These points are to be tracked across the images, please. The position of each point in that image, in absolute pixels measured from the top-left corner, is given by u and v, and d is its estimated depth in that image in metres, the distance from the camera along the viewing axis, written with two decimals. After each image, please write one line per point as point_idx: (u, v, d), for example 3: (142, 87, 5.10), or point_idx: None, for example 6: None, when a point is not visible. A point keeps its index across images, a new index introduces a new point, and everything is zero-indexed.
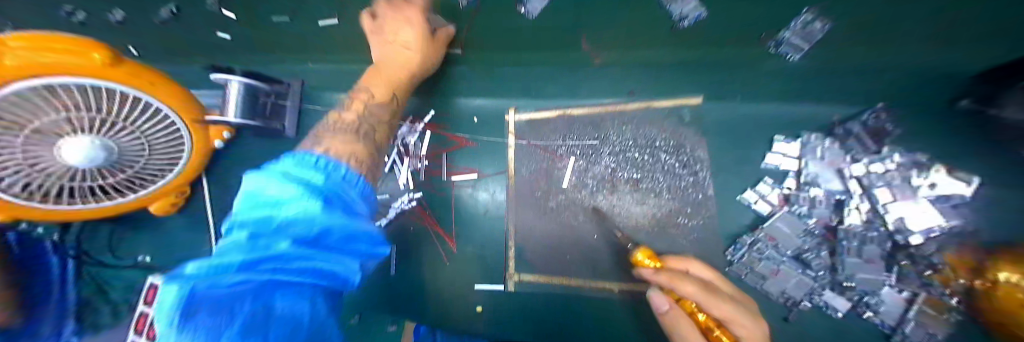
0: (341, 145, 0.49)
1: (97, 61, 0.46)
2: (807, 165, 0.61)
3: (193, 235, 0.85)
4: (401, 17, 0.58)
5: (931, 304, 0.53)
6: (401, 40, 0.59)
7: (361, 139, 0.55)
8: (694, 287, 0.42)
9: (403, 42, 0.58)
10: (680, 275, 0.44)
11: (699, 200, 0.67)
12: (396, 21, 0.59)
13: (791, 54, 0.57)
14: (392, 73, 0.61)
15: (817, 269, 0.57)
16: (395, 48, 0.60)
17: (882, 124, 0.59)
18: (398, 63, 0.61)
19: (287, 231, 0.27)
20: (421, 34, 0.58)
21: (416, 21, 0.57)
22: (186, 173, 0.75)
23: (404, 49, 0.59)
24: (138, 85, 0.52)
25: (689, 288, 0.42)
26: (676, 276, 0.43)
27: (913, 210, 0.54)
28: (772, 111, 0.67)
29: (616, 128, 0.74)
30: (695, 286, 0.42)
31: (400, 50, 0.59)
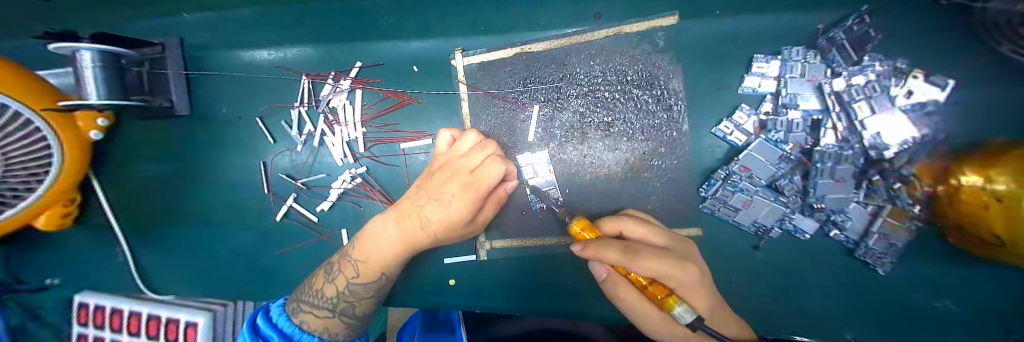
0: (321, 319, 0.54)
1: None
2: (786, 84, 0.54)
3: (105, 248, 0.73)
4: (477, 156, 0.52)
5: (894, 215, 0.52)
6: (467, 176, 0.51)
7: (339, 310, 0.54)
8: (615, 254, 0.38)
9: (440, 197, 0.52)
10: (605, 243, 0.40)
11: (673, 138, 0.62)
12: (476, 155, 0.52)
13: None
14: (422, 220, 0.53)
15: (789, 194, 0.54)
16: (432, 205, 0.52)
17: (866, 30, 0.50)
18: (440, 208, 0.52)
19: None
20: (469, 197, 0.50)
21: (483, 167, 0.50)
22: (65, 178, 0.61)
23: (454, 187, 0.51)
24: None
25: (611, 256, 0.38)
26: (598, 246, 0.40)
27: (890, 123, 0.48)
28: (754, 22, 0.57)
29: (583, 63, 0.64)
30: (617, 252, 0.38)
31: (438, 208, 0.52)
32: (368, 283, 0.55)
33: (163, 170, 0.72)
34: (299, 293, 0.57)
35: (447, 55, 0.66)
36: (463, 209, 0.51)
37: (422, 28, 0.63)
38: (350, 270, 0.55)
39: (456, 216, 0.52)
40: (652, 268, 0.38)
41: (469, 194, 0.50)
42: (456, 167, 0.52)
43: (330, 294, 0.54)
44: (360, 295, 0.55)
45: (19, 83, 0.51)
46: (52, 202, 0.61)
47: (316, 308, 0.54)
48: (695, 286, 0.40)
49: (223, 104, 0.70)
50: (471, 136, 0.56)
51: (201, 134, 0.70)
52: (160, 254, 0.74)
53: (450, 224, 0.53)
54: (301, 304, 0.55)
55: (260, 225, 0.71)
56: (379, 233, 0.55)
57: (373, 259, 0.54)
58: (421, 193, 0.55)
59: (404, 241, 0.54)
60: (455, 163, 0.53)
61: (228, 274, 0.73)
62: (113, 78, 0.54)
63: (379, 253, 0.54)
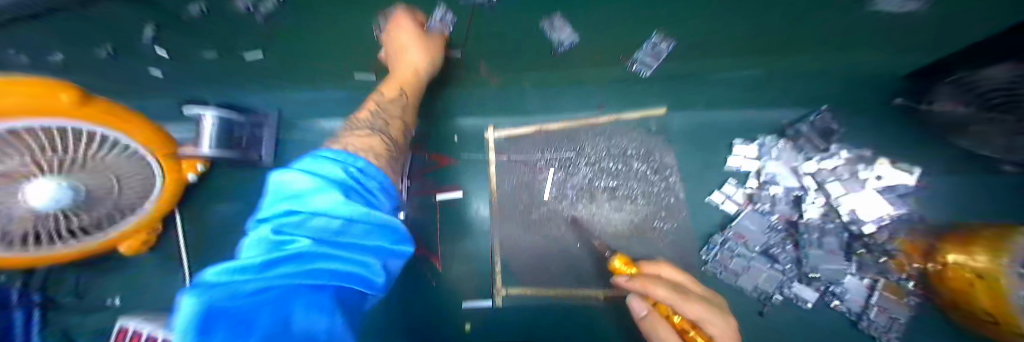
0: (359, 140, 0.55)
1: (64, 101, 0.41)
2: (765, 164, 0.66)
3: (165, 273, 0.82)
4: (399, 27, 0.64)
5: (890, 290, 0.57)
6: (411, 32, 0.64)
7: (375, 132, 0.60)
8: (665, 290, 0.45)
9: (403, 46, 0.64)
10: (651, 279, 0.48)
11: (672, 203, 0.71)
12: (396, 31, 0.65)
13: (642, 71, 0.69)
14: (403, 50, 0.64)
15: (784, 262, 0.60)
16: (401, 52, 0.64)
17: (828, 125, 0.64)
18: (401, 49, 0.64)
19: (303, 227, 0.29)
20: (418, 37, 0.63)
21: (410, 27, 0.63)
22: (154, 213, 0.72)
23: (406, 34, 0.63)
24: (87, 118, 0.45)
25: (661, 292, 0.45)
26: (648, 282, 0.48)
27: (861, 202, 0.60)
28: (730, 115, 0.72)
29: (590, 139, 0.78)
30: (666, 289, 0.46)
31: (407, 56, 0.64)
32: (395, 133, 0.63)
33: (236, 205, 0.85)
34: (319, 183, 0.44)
35: (482, 129, 0.82)
36: (417, 42, 0.63)
37: (464, 108, 0.81)
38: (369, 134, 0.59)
39: (414, 38, 0.63)
40: (697, 310, 0.44)
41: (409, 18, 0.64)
42: (400, 52, 0.64)
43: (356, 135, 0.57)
44: (390, 114, 0.65)
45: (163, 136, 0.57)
46: (143, 227, 0.73)
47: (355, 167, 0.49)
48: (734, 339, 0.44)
49: (298, 157, 0.86)
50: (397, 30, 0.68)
51: (273, 178, 0.85)
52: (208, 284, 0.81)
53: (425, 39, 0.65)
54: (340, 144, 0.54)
55: None
56: (391, 79, 0.68)
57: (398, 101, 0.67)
58: (395, 64, 0.66)
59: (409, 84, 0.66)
60: (394, 44, 0.66)
61: None
62: (223, 135, 0.71)
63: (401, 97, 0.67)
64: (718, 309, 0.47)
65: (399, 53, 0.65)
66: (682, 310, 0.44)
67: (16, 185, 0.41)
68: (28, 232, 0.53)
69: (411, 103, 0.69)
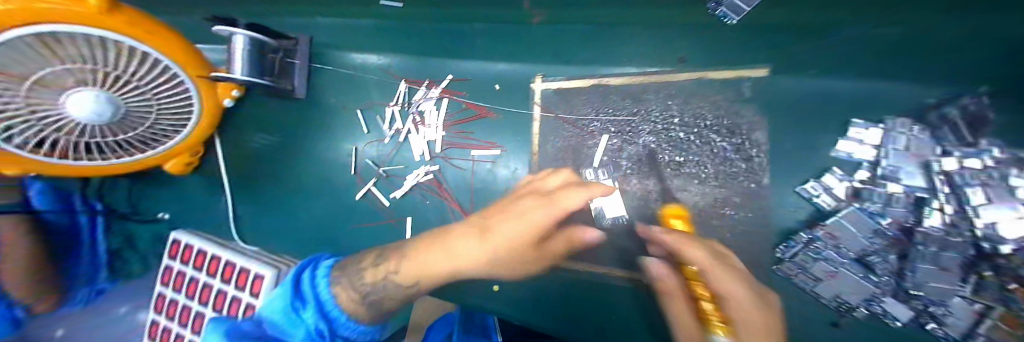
0: (349, 301, 0.65)
1: (93, 7, 0.38)
2: (886, 155, 0.52)
3: (208, 196, 0.85)
4: (551, 172, 0.66)
5: (1007, 322, 0.45)
6: (546, 197, 0.60)
7: (367, 302, 0.66)
8: (702, 255, 0.49)
9: (508, 211, 0.63)
10: (693, 244, 0.51)
11: (751, 189, 0.60)
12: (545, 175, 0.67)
13: (728, 19, 0.58)
14: (482, 234, 0.62)
15: (880, 274, 0.51)
16: (502, 216, 0.63)
17: (984, 110, 0.47)
18: (518, 219, 0.60)
19: None
20: (553, 214, 0.58)
21: (551, 205, 0.58)
22: (194, 136, 0.72)
23: (514, 220, 0.60)
24: (136, 35, 0.46)
25: (696, 253, 0.49)
26: (683, 240, 0.51)
27: (1005, 216, 0.44)
28: (854, 86, 0.56)
29: (660, 101, 0.65)
30: (701, 254, 0.49)
31: (511, 227, 0.60)
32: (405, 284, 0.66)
33: (267, 138, 0.82)
34: (344, 273, 0.68)
35: (529, 79, 0.71)
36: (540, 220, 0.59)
37: (515, 53, 0.70)
38: (391, 265, 0.66)
39: (524, 228, 0.60)
40: (727, 288, 0.47)
41: (541, 208, 0.59)
42: (500, 215, 0.63)
43: (371, 281, 0.65)
44: (394, 287, 0.66)
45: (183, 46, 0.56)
46: (183, 150, 0.73)
47: (353, 289, 0.66)
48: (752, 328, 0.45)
49: (327, 93, 0.80)
50: (562, 172, 0.65)
51: (303, 113, 0.80)
52: (244, 211, 0.83)
53: (504, 243, 0.62)
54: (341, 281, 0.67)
55: (334, 200, 0.79)
56: (431, 252, 0.64)
57: (416, 267, 0.64)
58: (454, 237, 0.64)
59: (450, 255, 0.63)
60: (510, 205, 0.64)
61: (298, 239, 0.80)
62: (254, 60, 0.64)
63: (422, 267, 0.64)
64: (754, 304, 0.48)
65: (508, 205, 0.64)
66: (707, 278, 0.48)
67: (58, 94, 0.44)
68: (71, 145, 0.55)
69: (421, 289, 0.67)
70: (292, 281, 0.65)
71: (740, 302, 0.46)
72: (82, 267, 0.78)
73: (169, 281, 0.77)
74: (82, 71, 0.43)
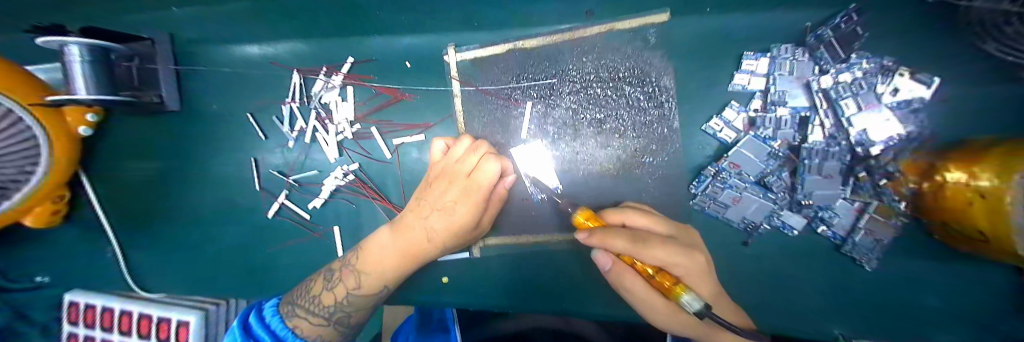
0: (315, 330, 0.54)
1: None
2: (775, 81, 0.55)
3: (101, 241, 0.74)
4: (449, 181, 0.58)
5: (879, 211, 0.53)
6: (466, 176, 0.56)
7: (333, 324, 0.56)
8: (625, 242, 0.42)
9: (445, 206, 0.57)
10: (614, 233, 0.44)
11: (665, 134, 0.63)
12: (445, 183, 0.58)
13: None
14: (447, 211, 0.57)
15: (777, 191, 0.56)
16: (439, 200, 0.58)
17: (853, 28, 0.51)
18: (446, 211, 0.57)
19: None
20: (471, 206, 0.56)
21: (458, 187, 0.56)
22: (52, 179, 0.60)
23: (455, 191, 0.56)
24: None
25: (620, 244, 0.42)
26: (608, 239, 0.43)
27: (873, 120, 0.49)
28: (745, 20, 0.58)
29: (576, 60, 0.64)
30: (625, 241, 0.43)
31: (442, 217, 0.57)
32: (368, 296, 0.57)
33: (161, 164, 0.72)
34: (295, 298, 0.58)
35: (440, 52, 0.66)
36: (467, 213, 0.56)
37: (418, 26, 0.63)
38: (351, 280, 0.57)
39: (468, 209, 0.56)
40: (659, 257, 0.42)
41: (470, 195, 0.55)
42: (442, 192, 0.58)
43: (329, 303, 0.56)
44: (358, 307, 0.57)
45: (12, 80, 0.52)
46: (41, 200, 0.61)
47: (311, 314, 0.54)
48: (696, 274, 0.45)
49: (220, 102, 0.70)
50: (465, 140, 0.60)
51: (197, 130, 0.71)
52: (155, 250, 0.74)
53: (449, 233, 0.57)
54: (294, 309, 0.55)
55: (256, 221, 0.72)
56: (399, 235, 0.58)
57: (374, 269, 0.57)
58: (410, 223, 0.58)
59: (405, 251, 0.57)
60: (439, 186, 0.59)
61: (223, 269, 0.73)
62: (104, 72, 0.54)
63: (383, 263, 0.57)
64: (686, 250, 0.47)
65: (437, 193, 0.58)
66: (640, 259, 0.42)
67: None
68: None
69: (390, 291, 0.61)
70: (241, 326, 0.51)
71: (679, 260, 0.44)
72: None
73: None
74: None
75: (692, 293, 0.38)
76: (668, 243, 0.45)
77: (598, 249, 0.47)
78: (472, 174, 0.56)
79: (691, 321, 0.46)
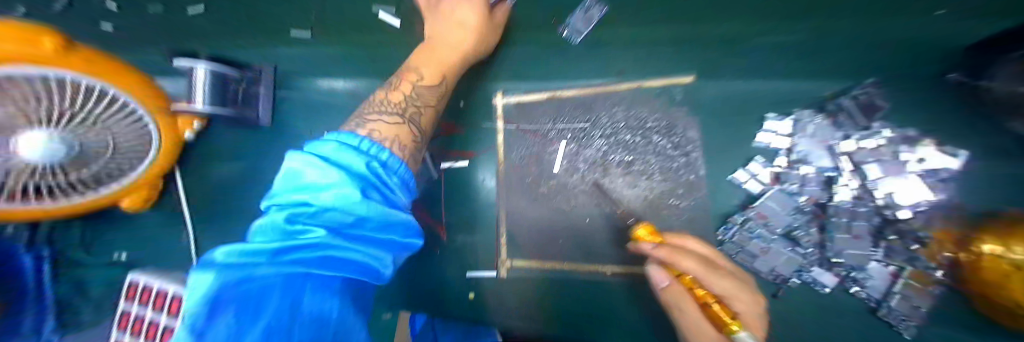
0: (386, 127, 0.44)
1: (53, 47, 0.45)
2: (798, 142, 0.60)
3: (173, 228, 0.83)
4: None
5: (915, 276, 0.53)
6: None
7: (406, 120, 0.49)
8: (695, 263, 0.43)
9: (459, 21, 0.58)
10: (684, 253, 0.45)
11: (691, 181, 0.67)
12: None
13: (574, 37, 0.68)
14: (456, 22, 0.58)
15: (806, 246, 0.57)
16: (455, 7, 0.58)
17: (872, 100, 0.57)
18: (454, 23, 0.58)
19: None
20: (479, 10, 0.58)
21: (473, 2, 0.58)
22: (151, 170, 0.71)
23: (466, 4, 0.58)
24: (98, 73, 0.52)
25: (690, 264, 0.43)
26: (676, 254, 0.44)
27: (902, 185, 0.53)
28: (766, 87, 0.65)
29: (608, 109, 0.72)
30: (696, 263, 0.43)
31: (461, 17, 0.58)
32: (433, 86, 0.56)
33: (240, 166, 0.84)
34: (368, 110, 0.49)
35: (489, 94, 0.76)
36: (477, 19, 0.59)
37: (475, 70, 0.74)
38: (412, 75, 0.55)
39: (476, 16, 0.58)
40: (719, 286, 0.43)
41: (473, 2, 0.58)
42: (451, 10, 0.59)
43: (399, 99, 0.51)
44: (425, 99, 0.54)
45: (147, 86, 0.62)
46: (142, 185, 0.71)
47: (380, 120, 0.45)
48: (753, 317, 0.45)
49: (298, 119, 0.83)
50: None
51: (276, 141, 0.83)
52: (218, 242, 0.83)
53: (471, 36, 0.59)
54: (371, 117, 0.45)
55: None
56: (426, 52, 0.59)
57: (432, 62, 0.57)
58: (433, 45, 0.59)
59: (443, 59, 0.58)
60: (449, 4, 0.60)
61: None
62: (218, 90, 0.67)
63: (431, 64, 0.57)
64: (744, 288, 0.47)
65: (448, 13, 0.59)
66: (703, 282, 0.43)
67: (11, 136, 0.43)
68: (20, 189, 0.52)
69: (448, 90, 0.60)
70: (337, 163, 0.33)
71: (740, 297, 0.45)
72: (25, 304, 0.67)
73: (126, 326, 0.70)
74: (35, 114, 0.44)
75: (745, 331, 0.37)
76: (722, 269, 0.46)
77: (657, 265, 0.49)
78: None
79: None
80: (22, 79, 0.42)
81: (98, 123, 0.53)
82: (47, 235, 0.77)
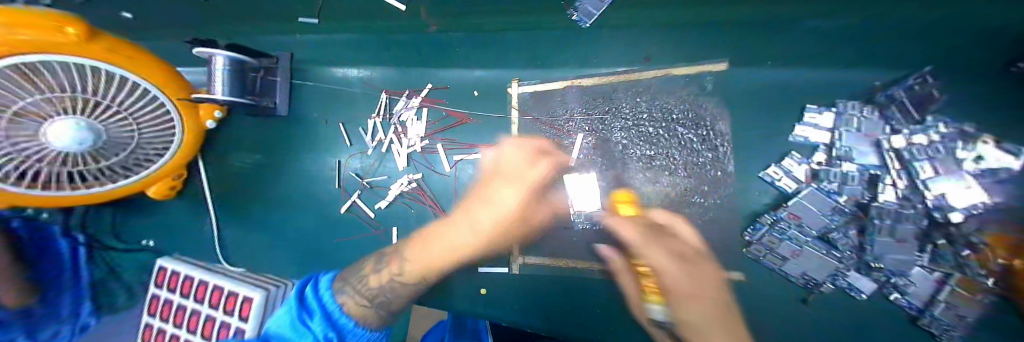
0: (362, 307, 0.54)
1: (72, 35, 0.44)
2: (840, 137, 0.55)
3: (196, 216, 0.86)
4: (500, 176, 0.63)
5: (963, 284, 0.49)
6: (518, 174, 0.61)
7: (381, 307, 0.57)
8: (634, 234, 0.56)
9: (493, 201, 0.58)
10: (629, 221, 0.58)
11: (717, 177, 0.63)
12: (497, 176, 0.63)
13: (581, 23, 0.65)
14: (492, 201, 0.58)
15: (843, 249, 0.54)
16: (484, 206, 0.58)
17: (930, 90, 0.51)
18: (492, 208, 0.57)
19: None
20: (530, 191, 0.60)
21: (526, 181, 0.60)
22: (175, 160, 0.72)
23: (507, 185, 0.59)
24: (119, 62, 0.51)
25: (629, 234, 0.56)
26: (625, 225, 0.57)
27: (953, 187, 0.47)
28: (806, 75, 0.59)
29: (630, 99, 0.68)
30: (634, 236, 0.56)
31: (490, 211, 0.57)
32: (409, 281, 0.58)
33: (256, 156, 0.85)
34: (348, 282, 0.58)
35: (504, 84, 0.73)
36: (516, 204, 0.58)
37: (490, 59, 0.71)
38: (396, 266, 0.59)
39: (515, 203, 0.58)
40: (655, 261, 0.52)
41: (524, 189, 0.59)
42: (486, 196, 0.60)
43: (374, 286, 0.57)
44: (401, 294, 0.58)
45: (176, 77, 0.61)
46: (165, 174, 0.73)
47: (359, 295, 0.55)
48: (689, 299, 0.49)
49: (311, 109, 0.82)
50: (512, 144, 0.68)
51: (290, 131, 0.83)
52: (237, 230, 0.85)
53: (500, 220, 0.58)
54: (347, 289, 0.56)
55: (324, 215, 0.80)
56: (434, 240, 0.58)
57: (420, 261, 0.57)
58: (438, 234, 0.59)
59: (451, 248, 0.57)
60: (482, 191, 0.62)
61: (291, 252, 0.82)
62: (236, 79, 0.66)
63: (427, 259, 0.57)
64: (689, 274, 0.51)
65: (478, 198, 0.61)
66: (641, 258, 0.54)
67: (50, 124, 0.45)
68: (46, 175, 0.54)
69: (431, 281, 0.60)
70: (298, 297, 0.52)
71: (668, 280, 0.50)
72: (65, 284, 0.74)
73: (157, 310, 0.75)
74: (62, 101, 0.45)
75: (660, 305, 0.53)
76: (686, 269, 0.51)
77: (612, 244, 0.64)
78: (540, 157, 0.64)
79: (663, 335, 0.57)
80: (53, 68, 0.44)
81: (123, 113, 0.53)
82: (84, 220, 0.82)
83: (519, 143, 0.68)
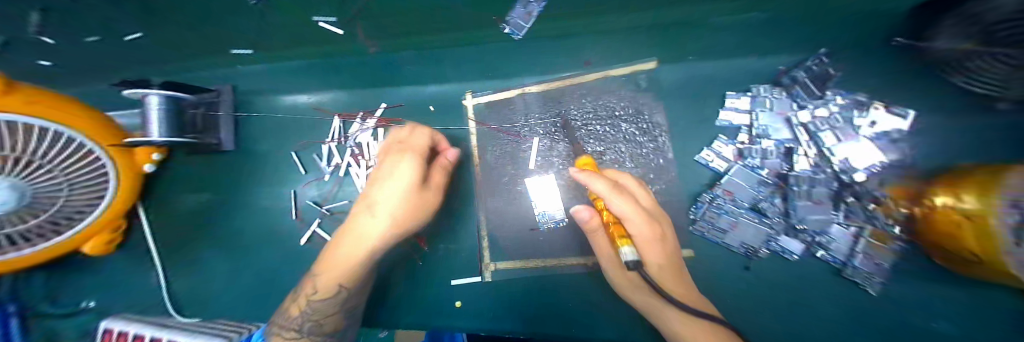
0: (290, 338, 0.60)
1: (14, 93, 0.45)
2: (757, 117, 0.62)
3: (144, 266, 0.81)
4: (386, 166, 0.61)
5: (876, 238, 0.55)
6: (389, 170, 0.60)
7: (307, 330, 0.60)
8: (604, 185, 0.50)
9: (370, 209, 0.60)
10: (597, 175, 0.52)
11: (661, 164, 0.68)
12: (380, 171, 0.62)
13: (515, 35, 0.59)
14: (371, 210, 0.60)
15: (772, 216, 0.59)
16: (376, 196, 0.60)
17: (825, 69, 0.57)
18: (388, 198, 0.58)
19: None
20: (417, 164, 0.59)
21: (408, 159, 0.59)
22: (112, 210, 0.68)
23: (387, 189, 0.59)
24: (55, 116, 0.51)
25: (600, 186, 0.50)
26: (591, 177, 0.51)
27: (855, 149, 0.56)
28: (723, 67, 0.67)
29: (576, 101, 0.73)
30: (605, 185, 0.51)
31: (369, 219, 0.59)
32: (327, 297, 0.60)
33: (208, 196, 0.81)
34: (274, 319, 0.64)
35: (457, 97, 0.76)
36: (400, 202, 0.59)
37: (440, 75, 0.74)
38: (310, 287, 0.61)
39: (401, 196, 0.58)
40: (620, 208, 0.52)
41: (408, 152, 0.60)
42: (371, 195, 0.61)
43: (295, 315, 0.61)
44: (323, 312, 0.61)
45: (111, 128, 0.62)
46: (101, 227, 0.68)
47: (284, 329, 0.61)
48: (648, 237, 0.55)
49: (267, 141, 0.82)
50: (411, 128, 0.66)
51: (244, 165, 0.81)
52: (192, 276, 0.80)
53: (395, 213, 0.59)
54: (273, 326, 0.62)
55: (286, 247, 0.78)
56: (340, 246, 0.61)
57: (330, 273, 0.60)
58: (341, 239, 0.61)
59: (361, 242, 0.59)
60: (370, 186, 0.63)
61: (253, 292, 0.78)
62: (173, 119, 0.64)
63: (334, 266, 0.60)
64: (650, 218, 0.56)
65: (366, 203, 0.62)
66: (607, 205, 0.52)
67: None
68: None
69: (357, 290, 0.63)
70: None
71: (637, 223, 0.53)
72: None
73: None
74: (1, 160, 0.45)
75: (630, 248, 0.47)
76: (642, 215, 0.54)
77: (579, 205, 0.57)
78: (408, 141, 0.63)
79: (630, 277, 0.58)
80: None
81: (48, 168, 0.50)
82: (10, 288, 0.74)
83: (410, 127, 0.66)
